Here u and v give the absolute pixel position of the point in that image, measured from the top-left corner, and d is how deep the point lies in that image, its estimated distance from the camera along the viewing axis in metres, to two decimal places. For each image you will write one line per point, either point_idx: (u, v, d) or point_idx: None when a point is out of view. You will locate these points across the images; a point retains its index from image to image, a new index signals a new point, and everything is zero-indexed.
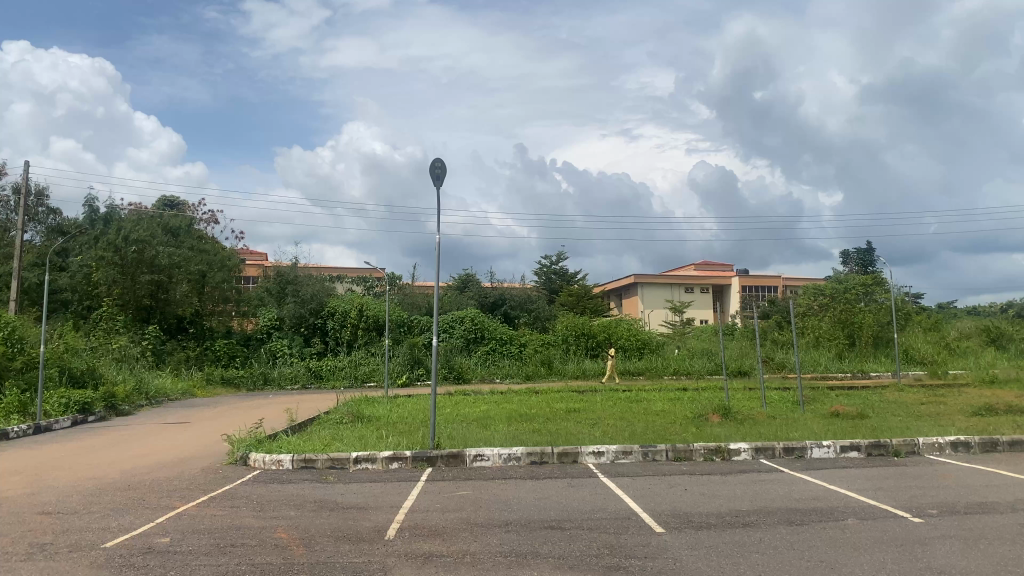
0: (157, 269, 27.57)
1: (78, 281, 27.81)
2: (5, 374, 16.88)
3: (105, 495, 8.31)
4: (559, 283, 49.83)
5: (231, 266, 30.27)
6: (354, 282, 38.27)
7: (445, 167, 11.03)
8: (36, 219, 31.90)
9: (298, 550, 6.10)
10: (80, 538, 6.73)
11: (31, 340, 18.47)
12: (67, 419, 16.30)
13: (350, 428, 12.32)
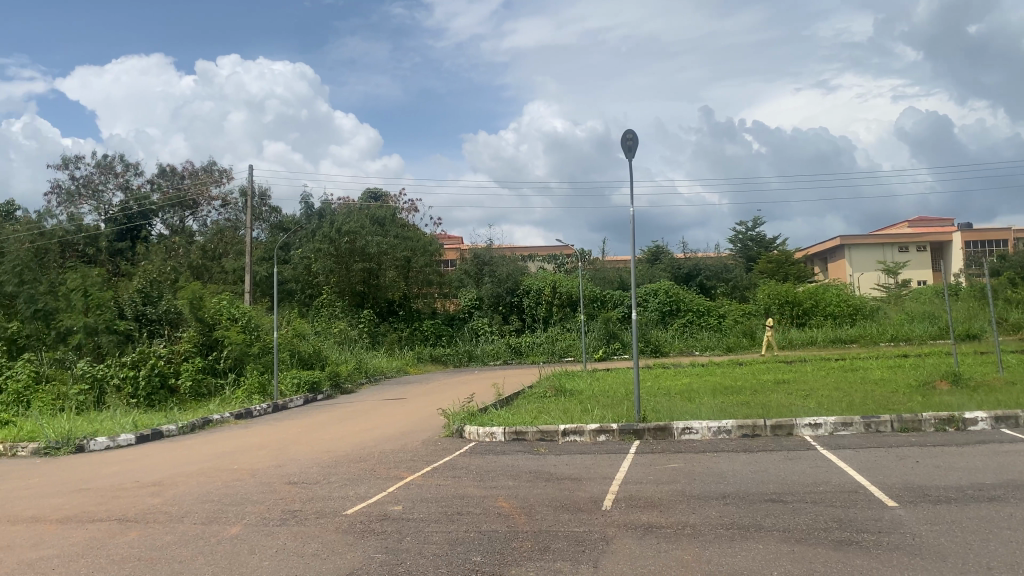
0: (368, 256, 29.43)
1: (299, 272, 30.33)
2: (247, 358, 18.80)
3: (340, 467, 9.04)
4: (757, 249, 47.98)
5: (434, 250, 31.67)
6: (545, 259, 38.90)
7: (637, 138, 10.92)
8: (261, 218, 35.07)
9: (521, 519, 6.34)
10: (325, 505, 7.38)
11: (266, 327, 20.40)
12: (300, 398, 17.95)
13: (556, 401, 12.61)
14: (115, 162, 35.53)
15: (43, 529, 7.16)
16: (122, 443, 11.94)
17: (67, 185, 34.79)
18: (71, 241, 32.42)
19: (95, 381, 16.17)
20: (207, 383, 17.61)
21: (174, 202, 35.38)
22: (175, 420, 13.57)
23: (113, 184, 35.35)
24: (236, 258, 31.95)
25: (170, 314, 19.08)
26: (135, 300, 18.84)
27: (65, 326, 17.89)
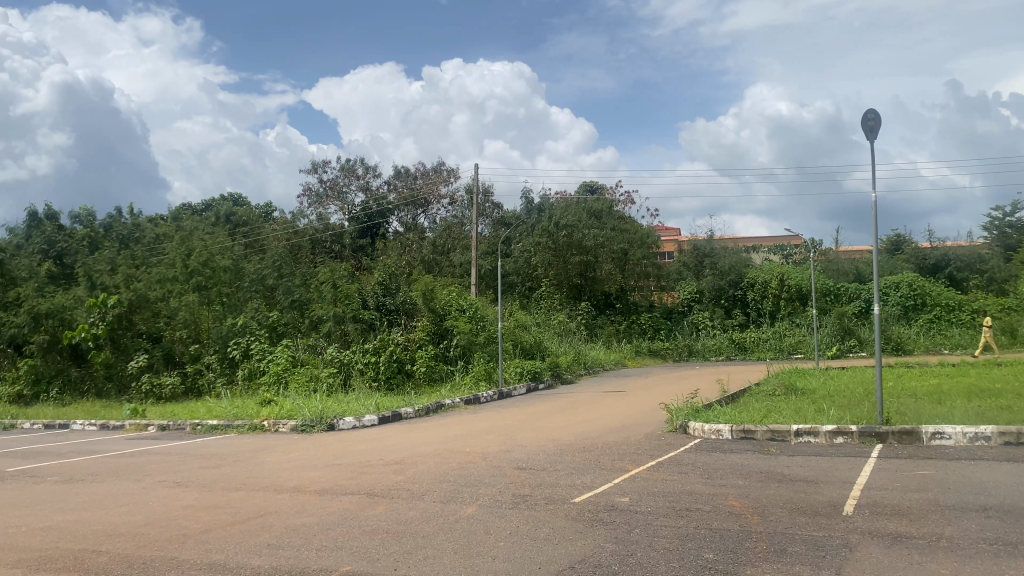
0: (585, 250, 29.92)
1: (520, 265, 31.28)
2: (473, 347, 19.72)
3: (566, 455, 9.23)
4: (1018, 237, 42.96)
5: (652, 242, 31.42)
6: (770, 251, 37.29)
7: (879, 118, 10.16)
8: (485, 214, 36.53)
9: (754, 519, 6.15)
10: (552, 492, 7.57)
11: (492, 318, 21.24)
12: (523, 387, 18.55)
13: (786, 400, 12.07)
14: (356, 165, 38.54)
15: (304, 499, 7.94)
16: (367, 424, 12.97)
17: (316, 188, 38.24)
18: (321, 239, 35.88)
19: (342, 365, 17.73)
20: (438, 369, 18.67)
21: (408, 201, 37.74)
22: (412, 403, 14.51)
23: (355, 186, 38.38)
24: (463, 252, 33.52)
25: (406, 305, 20.31)
26: (376, 291, 20.42)
27: (317, 315, 19.83)
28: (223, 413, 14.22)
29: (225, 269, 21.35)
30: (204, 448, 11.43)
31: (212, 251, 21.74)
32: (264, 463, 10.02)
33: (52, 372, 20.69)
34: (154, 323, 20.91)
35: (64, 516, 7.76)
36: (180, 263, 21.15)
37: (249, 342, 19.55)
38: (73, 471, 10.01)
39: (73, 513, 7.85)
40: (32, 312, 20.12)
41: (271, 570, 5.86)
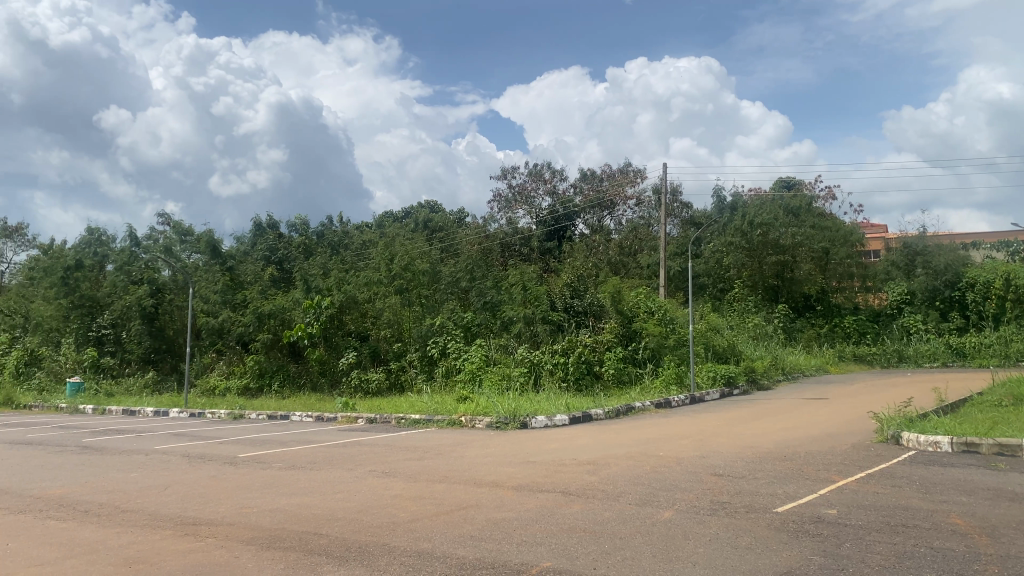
0: (782, 249, 28.78)
1: (712, 265, 30.49)
2: (664, 350, 19.49)
3: (767, 463, 8.92)
4: None
5: (856, 240, 29.64)
6: (993, 247, 34.10)
7: None
8: (674, 213, 36.14)
9: (983, 540, 5.66)
10: (753, 500, 7.35)
11: (682, 320, 20.89)
12: (716, 391, 18.07)
13: (1016, 411, 10.98)
14: (544, 169, 39.23)
15: (502, 494, 8.20)
16: (558, 423, 13.18)
17: (506, 193, 39.29)
18: (511, 243, 36.92)
19: (533, 365, 18.17)
20: (628, 371, 18.61)
21: (594, 203, 37.88)
22: (602, 405, 14.57)
23: (542, 190, 39.06)
24: (652, 253, 33.07)
25: (594, 306, 20.36)
26: (564, 293, 20.63)
27: (508, 316, 20.40)
28: (423, 408, 14.96)
29: (424, 272, 22.30)
30: (407, 441, 12.09)
31: (412, 255, 22.84)
32: (463, 458, 10.45)
33: (274, 367, 22.60)
34: (361, 323, 22.48)
35: (289, 500, 8.49)
36: (384, 266, 22.52)
37: (446, 341, 20.58)
38: (294, 458, 10.94)
39: (296, 497, 8.58)
40: (257, 312, 22.22)
41: (475, 560, 6.12)
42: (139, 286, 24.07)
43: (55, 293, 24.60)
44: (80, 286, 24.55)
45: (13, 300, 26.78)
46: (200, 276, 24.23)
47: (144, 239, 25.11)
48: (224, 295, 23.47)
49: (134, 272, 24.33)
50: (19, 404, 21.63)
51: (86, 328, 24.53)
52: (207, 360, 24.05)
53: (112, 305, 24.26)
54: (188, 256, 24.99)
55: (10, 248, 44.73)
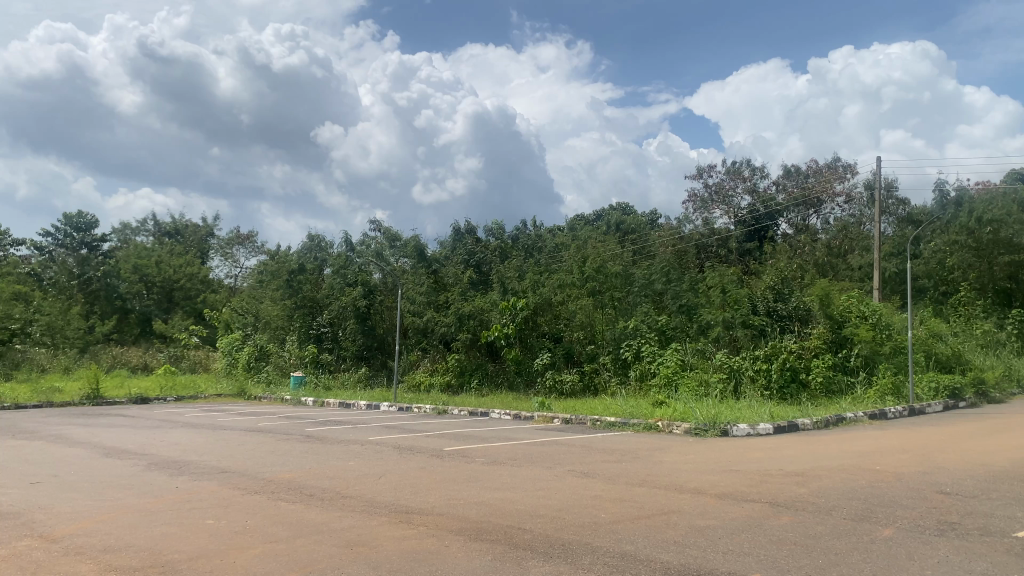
0: (1016, 248, 26.41)
1: (932, 266, 27.84)
2: (878, 358, 18.27)
3: (1003, 484, 8.09)
4: None
5: None
6: None
7: None
8: (889, 211, 34.05)
9: None
10: (988, 523, 6.70)
11: (899, 326, 19.49)
12: (938, 403, 16.68)
13: None
14: (743, 167, 37.99)
15: (705, 501, 8.01)
16: (762, 432, 12.69)
17: (703, 194, 38.54)
18: (707, 245, 35.87)
19: (731, 372, 17.79)
20: (838, 380, 17.57)
21: (799, 201, 36.22)
22: (810, 415, 13.88)
23: (741, 188, 37.88)
24: (864, 254, 30.91)
25: (800, 311, 19.56)
26: (767, 296, 19.85)
27: (706, 320, 19.94)
28: (620, 411, 14.94)
29: (616, 275, 22.28)
30: (605, 443, 12.12)
31: (604, 258, 22.91)
32: (662, 463, 10.33)
33: (473, 366, 23.56)
34: (555, 324, 22.75)
35: (494, 494, 8.77)
36: (577, 269, 22.85)
37: (640, 344, 20.47)
38: (495, 454, 11.29)
39: (499, 492, 8.85)
40: (458, 313, 23.32)
41: (679, 566, 6.03)
42: (354, 287, 25.83)
43: (280, 295, 26.98)
44: (302, 288, 26.75)
45: (245, 301, 29.60)
46: (407, 279, 25.59)
47: (358, 244, 27.34)
48: (428, 296, 24.70)
49: (349, 275, 26.01)
50: (251, 395, 23.83)
51: (307, 326, 26.74)
52: (413, 358, 25.07)
53: (329, 305, 26.20)
54: (398, 260, 26.88)
55: (242, 254, 49.47)
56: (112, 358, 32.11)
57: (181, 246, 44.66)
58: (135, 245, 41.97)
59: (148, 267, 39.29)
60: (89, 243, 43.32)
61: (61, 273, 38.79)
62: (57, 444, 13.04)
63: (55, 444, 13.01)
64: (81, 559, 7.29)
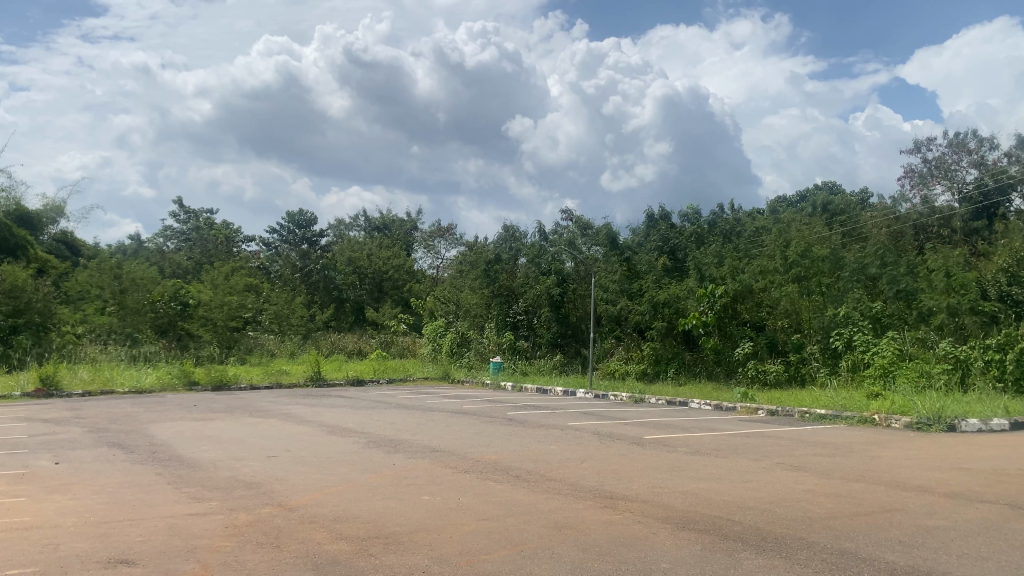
0: None
1: None
2: None
3: None
4: None
5: None
6: None
7: None
8: None
9: None
10: None
11: None
12: None
13: None
14: (968, 137, 34.75)
15: (934, 500, 7.46)
16: (996, 428, 11.61)
17: (921, 169, 35.82)
18: (927, 224, 33.01)
19: (958, 362, 16.48)
20: None
21: None
22: None
23: (966, 161, 34.72)
24: None
25: None
26: None
27: (927, 306, 18.64)
28: (831, 403, 14.23)
29: (824, 259, 20.64)
30: (815, 436, 11.56)
31: (809, 242, 21.17)
32: (881, 458, 9.71)
33: (670, 354, 23.37)
34: (756, 312, 22.21)
35: (699, 483, 8.65)
36: (780, 254, 21.31)
37: (852, 333, 19.45)
38: (697, 444, 11.11)
39: (704, 482, 8.71)
40: (653, 301, 23.09)
41: (907, 568, 5.67)
42: (548, 276, 26.34)
43: (479, 284, 27.90)
44: (499, 278, 27.55)
45: (447, 290, 30.90)
46: (600, 268, 25.66)
47: (552, 234, 27.84)
48: (621, 284, 24.61)
49: (543, 263, 26.56)
50: (455, 379, 24.95)
51: (504, 314, 27.53)
52: (607, 345, 25.28)
53: (526, 293, 26.82)
54: (589, 249, 26.97)
55: (444, 245, 51.78)
56: (331, 344, 34.72)
57: (389, 239, 47.42)
58: (349, 240, 45.17)
59: (360, 259, 42.15)
60: (309, 238, 47.08)
61: (286, 267, 42.45)
62: (287, 421, 14.33)
63: (286, 422, 14.30)
64: (315, 526, 7.99)
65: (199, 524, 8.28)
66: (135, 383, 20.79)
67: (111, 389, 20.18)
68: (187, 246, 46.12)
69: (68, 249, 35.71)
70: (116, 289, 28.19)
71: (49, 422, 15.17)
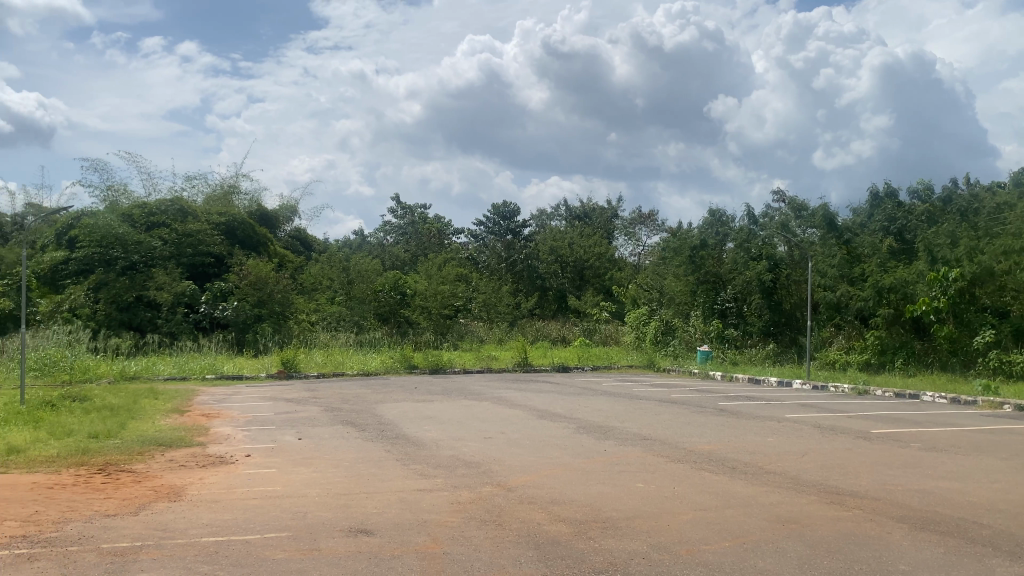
0: None
1: None
2: None
3: None
4: None
5: None
6: None
7: None
8: None
9: None
10: None
11: None
12: None
13: None
14: None
15: None
16: None
17: None
18: None
19: None
20: None
21: None
22: None
23: None
24: None
25: None
26: None
27: None
28: None
29: None
30: None
31: None
32: None
33: (897, 344, 21.88)
34: (999, 297, 20.20)
35: (938, 482, 8.00)
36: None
37: None
38: (934, 440, 10.26)
39: (945, 481, 8.04)
40: (877, 286, 21.56)
41: None
42: (759, 261, 25.25)
43: (683, 271, 27.36)
44: (704, 264, 26.89)
45: (650, 278, 30.58)
46: (816, 252, 24.24)
47: (761, 217, 26.77)
48: (841, 269, 23.20)
49: (753, 249, 25.55)
50: (661, 367, 24.74)
51: (711, 301, 26.91)
52: (825, 335, 24.05)
53: (734, 280, 26.06)
54: (805, 231, 25.84)
55: (645, 232, 51.69)
56: (536, 331, 35.48)
57: (591, 227, 47.72)
58: (553, 229, 45.96)
59: (562, 248, 42.92)
60: (513, 228, 48.35)
61: (493, 257, 43.92)
62: (500, 405, 14.85)
63: (499, 405, 14.84)
64: (533, 507, 8.25)
65: (427, 500, 8.80)
66: (361, 366, 22.45)
67: (341, 372, 21.94)
68: (403, 240, 48.95)
69: (301, 244, 39.00)
70: (344, 281, 30.86)
71: (291, 401, 16.74)
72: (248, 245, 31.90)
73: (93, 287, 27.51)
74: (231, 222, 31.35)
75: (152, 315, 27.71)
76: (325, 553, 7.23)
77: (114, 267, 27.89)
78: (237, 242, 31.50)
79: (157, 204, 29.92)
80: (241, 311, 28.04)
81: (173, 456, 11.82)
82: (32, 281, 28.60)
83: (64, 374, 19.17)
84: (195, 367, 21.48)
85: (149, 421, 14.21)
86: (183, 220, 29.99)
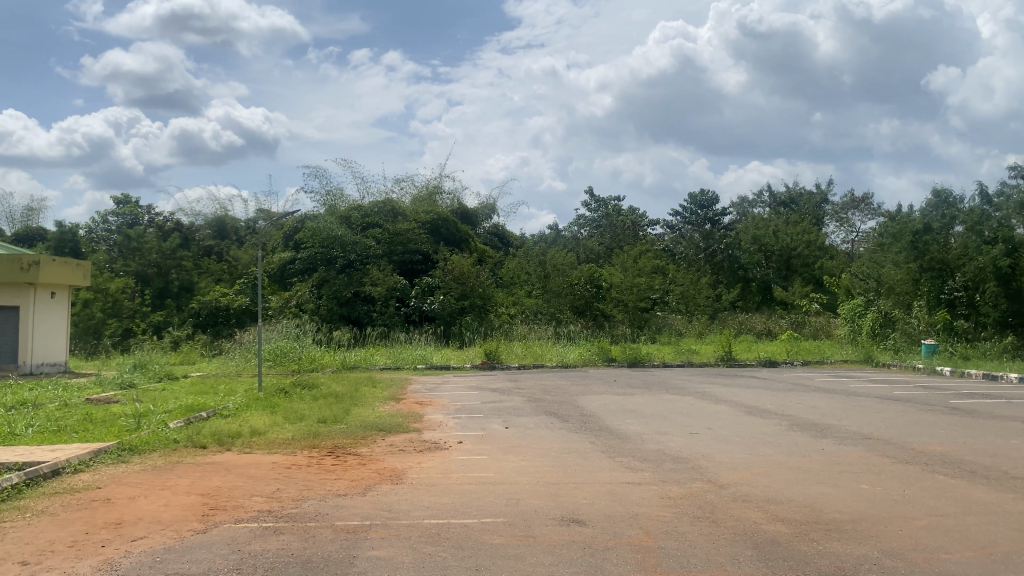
0: None
1: None
2: None
3: None
4: None
5: None
6: None
7: None
8: None
9: None
10: None
11: None
12: None
13: None
14: None
15: None
16: None
17: None
18: None
19: None
20: None
21: None
22: None
23: None
24: None
25: None
26: None
27: None
28: None
29: None
30: None
31: None
32: None
33: None
34: None
35: None
36: None
37: None
38: None
39: None
40: None
41: None
42: (994, 245, 23.09)
43: (905, 258, 25.32)
44: (929, 250, 24.72)
45: (866, 266, 28.70)
46: None
47: (996, 196, 24.29)
48: None
49: (987, 231, 23.35)
50: (879, 362, 23.11)
51: (937, 291, 24.90)
52: None
53: (964, 268, 23.88)
54: None
55: (858, 218, 49.02)
56: (739, 324, 34.34)
57: (797, 213, 45.43)
58: (754, 217, 44.39)
59: (766, 237, 41.25)
60: (711, 218, 47.08)
61: (692, 249, 43.29)
62: (704, 400, 14.52)
63: (704, 400, 14.50)
64: (748, 505, 7.98)
65: (637, 493, 8.76)
66: (561, 358, 22.76)
67: (542, 363, 22.37)
68: (598, 232, 49.10)
69: (500, 241, 40.07)
70: (541, 274, 31.25)
71: (496, 391, 17.28)
72: (452, 242, 33.29)
73: (316, 284, 30.15)
74: (437, 221, 32.73)
75: (368, 309, 29.47)
76: (540, 540, 7.39)
77: (334, 266, 30.26)
78: (442, 239, 32.92)
79: (371, 206, 31.91)
80: (446, 305, 29.18)
81: (392, 440, 12.57)
82: (264, 280, 31.73)
83: (294, 364, 20.96)
84: (408, 358, 22.70)
85: (369, 407, 15.22)
86: (394, 220, 31.76)
